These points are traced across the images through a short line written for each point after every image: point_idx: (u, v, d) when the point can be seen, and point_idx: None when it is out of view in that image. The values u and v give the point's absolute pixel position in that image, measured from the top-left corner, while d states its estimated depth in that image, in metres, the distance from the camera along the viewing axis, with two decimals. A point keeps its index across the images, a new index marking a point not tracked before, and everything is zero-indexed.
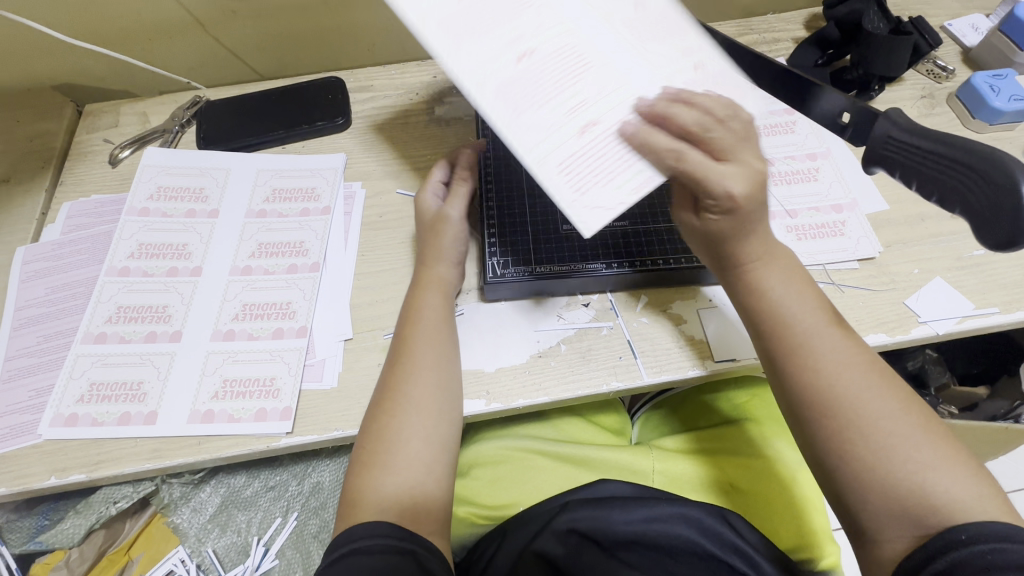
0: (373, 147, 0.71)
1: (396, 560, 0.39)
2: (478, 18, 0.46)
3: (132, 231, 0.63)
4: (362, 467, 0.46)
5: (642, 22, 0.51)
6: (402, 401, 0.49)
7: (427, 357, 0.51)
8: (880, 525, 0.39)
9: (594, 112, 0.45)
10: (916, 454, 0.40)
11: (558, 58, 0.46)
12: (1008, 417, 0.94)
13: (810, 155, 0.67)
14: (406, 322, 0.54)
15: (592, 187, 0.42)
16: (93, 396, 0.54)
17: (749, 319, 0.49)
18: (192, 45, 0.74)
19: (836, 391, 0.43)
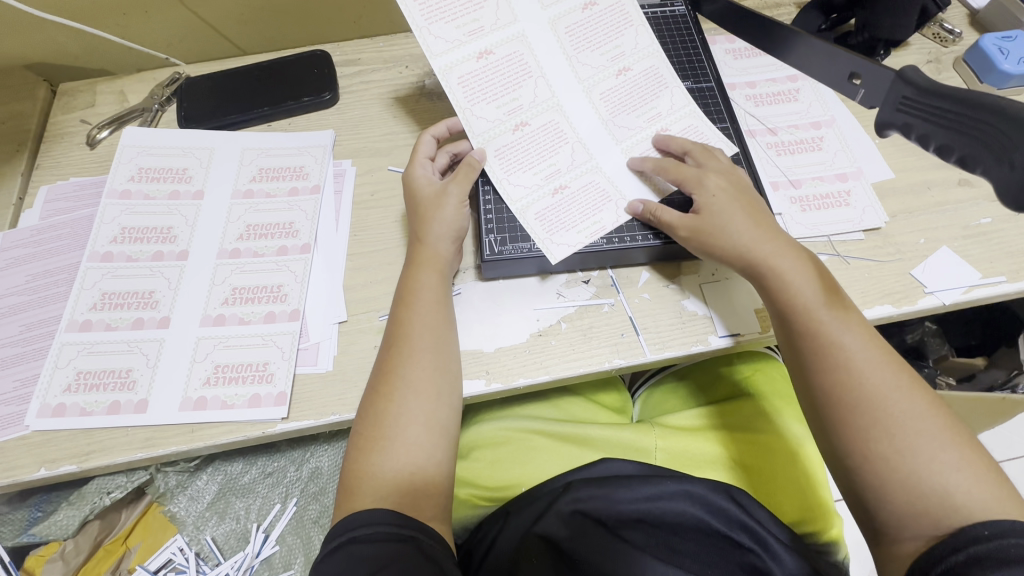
0: (362, 123, 0.68)
1: (396, 547, 0.38)
2: (490, 77, 0.58)
3: (113, 214, 0.60)
4: (357, 454, 0.45)
5: (623, 93, 0.61)
6: (399, 384, 0.47)
7: (419, 340, 0.49)
8: (901, 523, 0.41)
9: (566, 179, 0.57)
10: (941, 454, 0.42)
11: (544, 133, 0.58)
12: (1005, 387, 0.95)
13: (814, 123, 0.65)
14: (401, 304, 0.52)
15: (560, 230, 0.55)
16: (81, 385, 0.52)
17: (778, 318, 0.50)
18: (169, 19, 0.70)
19: (863, 391, 0.45)
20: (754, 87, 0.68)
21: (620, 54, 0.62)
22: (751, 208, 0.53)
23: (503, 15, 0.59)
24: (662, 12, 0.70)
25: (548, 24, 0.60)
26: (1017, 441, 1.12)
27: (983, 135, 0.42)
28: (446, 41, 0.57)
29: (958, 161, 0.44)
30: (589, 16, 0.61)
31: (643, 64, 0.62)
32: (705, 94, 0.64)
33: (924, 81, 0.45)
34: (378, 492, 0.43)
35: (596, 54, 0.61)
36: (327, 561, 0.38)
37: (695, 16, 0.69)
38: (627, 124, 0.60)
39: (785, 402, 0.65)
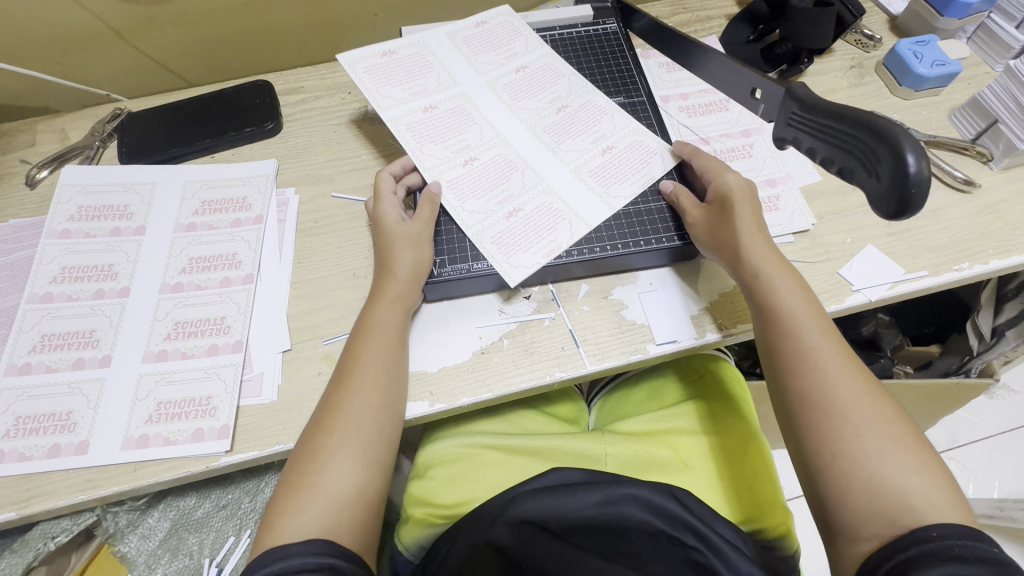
0: (305, 151, 0.69)
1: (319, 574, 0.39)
2: (436, 126, 0.61)
3: (52, 254, 0.60)
4: (299, 482, 0.45)
5: (566, 124, 0.63)
6: (341, 413, 0.48)
7: (375, 377, 0.50)
8: (859, 524, 0.43)
9: (518, 202, 0.59)
10: (904, 457, 0.44)
11: (494, 164, 0.60)
12: (960, 373, 0.97)
13: (744, 132, 0.68)
14: (356, 339, 0.52)
15: (516, 252, 0.56)
16: (20, 430, 0.52)
17: (762, 322, 0.52)
18: (111, 56, 0.70)
19: (836, 395, 0.47)
20: (686, 99, 0.71)
21: (557, 96, 0.65)
22: (757, 217, 0.55)
23: (444, 80, 0.64)
24: (595, 30, 0.72)
25: (486, 80, 0.65)
26: (974, 425, 1.15)
27: (855, 149, 0.45)
28: (394, 100, 0.62)
29: (838, 171, 0.47)
30: (522, 74, 0.66)
31: (580, 100, 0.65)
32: (637, 108, 0.66)
33: (808, 96, 0.48)
34: (324, 519, 0.44)
35: (534, 100, 0.65)
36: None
37: (626, 33, 0.72)
38: (574, 147, 0.62)
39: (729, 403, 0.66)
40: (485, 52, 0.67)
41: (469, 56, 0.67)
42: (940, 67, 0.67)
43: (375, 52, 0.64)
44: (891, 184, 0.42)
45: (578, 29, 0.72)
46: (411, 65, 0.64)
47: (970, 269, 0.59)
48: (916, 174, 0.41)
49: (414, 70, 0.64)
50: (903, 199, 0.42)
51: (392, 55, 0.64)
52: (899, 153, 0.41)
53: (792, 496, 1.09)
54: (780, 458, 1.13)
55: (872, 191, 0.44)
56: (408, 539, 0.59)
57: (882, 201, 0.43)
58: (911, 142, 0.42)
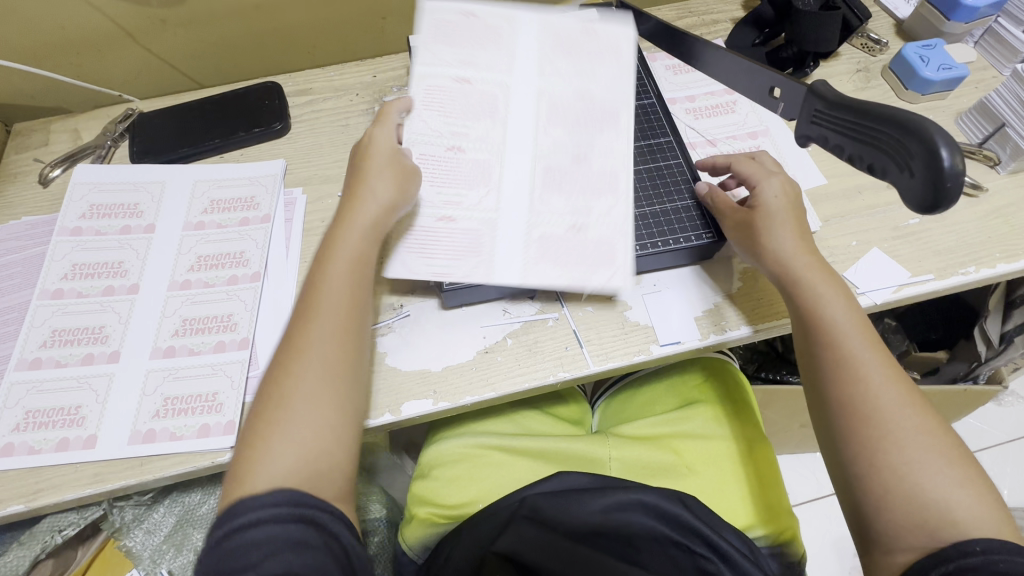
0: (313, 151, 0.70)
1: (294, 527, 0.39)
2: (455, 100, 0.60)
3: (64, 251, 0.61)
4: (267, 412, 0.44)
5: (571, 151, 0.59)
6: (298, 341, 0.46)
7: (338, 305, 0.48)
8: (897, 535, 0.43)
9: (458, 211, 0.56)
10: (946, 470, 0.44)
11: (472, 167, 0.58)
12: (968, 378, 0.98)
13: (751, 134, 0.68)
14: (319, 265, 0.50)
15: (418, 258, 0.54)
16: (30, 424, 0.52)
17: (804, 331, 0.52)
18: (124, 56, 0.72)
19: (879, 404, 0.46)
20: (693, 101, 0.71)
21: (589, 94, 0.61)
22: (799, 225, 0.55)
23: (497, 59, 0.62)
24: None
25: (540, 64, 0.62)
26: (983, 431, 1.14)
27: (884, 145, 0.45)
28: (437, 58, 0.61)
29: (867, 167, 0.47)
30: (573, 60, 0.63)
31: (612, 134, 0.60)
32: (647, 110, 0.67)
33: (832, 94, 0.48)
34: (296, 468, 0.42)
35: (572, 116, 0.61)
36: (218, 547, 0.38)
37: None
38: (556, 179, 0.58)
39: (734, 408, 0.66)
40: (564, 56, 0.63)
41: (548, 52, 0.63)
42: (945, 71, 0.67)
43: (456, 10, 0.63)
44: (925, 177, 0.42)
45: None
46: (479, 32, 0.62)
47: (976, 273, 0.58)
48: (950, 168, 0.41)
49: (478, 38, 0.62)
50: (937, 193, 0.42)
51: (472, 15, 0.63)
52: (930, 146, 0.41)
53: (798, 501, 1.09)
54: (785, 463, 1.12)
55: (904, 185, 0.44)
56: (411, 538, 0.60)
57: (915, 197, 0.43)
58: (943, 134, 0.41)
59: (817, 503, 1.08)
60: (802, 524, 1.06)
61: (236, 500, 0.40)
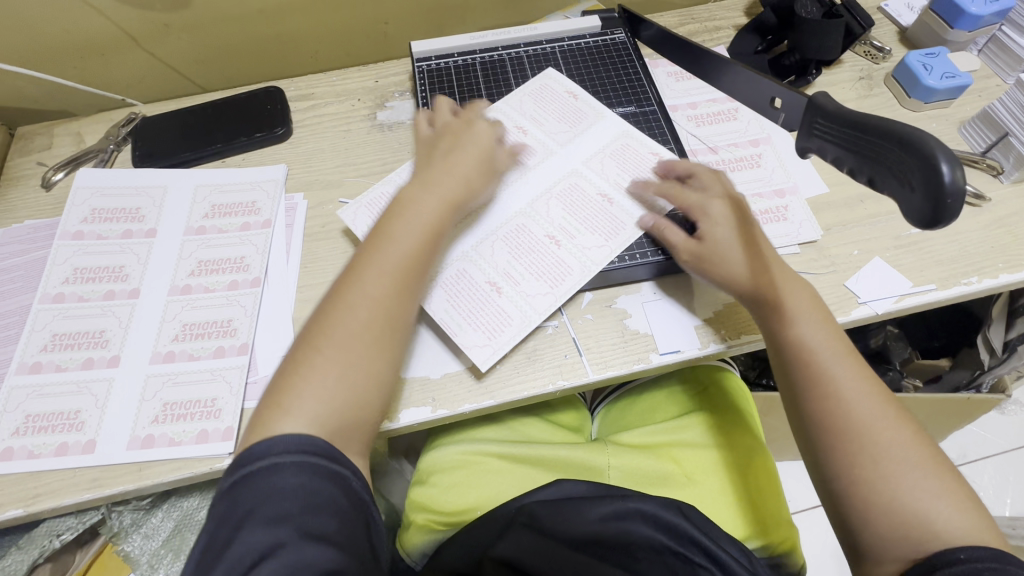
0: (314, 156, 0.70)
1: (314, 482, 0.40)
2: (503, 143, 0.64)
3: (66, 255, 0.61)
4: (308, 353, 0.45)
5: (570, 202, 0.60)
6: (354, 285, 0.48)
7: (395, 260, 0.49)
8: (881, 548, 0.43)
9: None
10: (925, 483, 0.43)
11: None
12: (971, 387, 0.97)
13: (753, 141, 0.68)
14: (388, 220, 0.52)
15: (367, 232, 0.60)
16: (29, 428, 0.52)
17: (774, 350, 0.52)
18: (127, 61, 0.72)
19: (856, 417, 0.46)
20: (695, 108, 0.71)
21: (621, 180, 0.61)
22: (755, 246, 0.54)
23: (564, 135, 0.65)
24: (603, 40, 0.74)
25: (600, 150, 0.63)
26: (984, 439, 1.14)
27: (884, 159, 0.44)
28: (516, 108, 0.66)
29: (867, 181, 0.47)
30: (627, 152, 0.63)
31: (619, 207, 0.60)
32: (648, 118, 0.67)
33: (833, 107, 0.47)
34: (319, 413, 0.43)
35: (595, 182, 0.61)
36: (229, 495, 0.39)
37: (634, 42, 0.73)
38: (541, 253, 0.58)
39: (734, 417, 0.66)
40: (614, 163, 0.63)
41: (604, 152, 0.63)
42: (949, 80, 0.67)
43: (569, 88, 0.68)
44: (922, 191, 0.42)
45: (586, 40, 0.74)
46: (569, 112, 0.66)
47: (979, 283, 0.58)
48: (951, 183, 0.40)
49: (568, 116, 0.66)
50: (937, 208, 0.41)
51: (576, 97, 0.67)
52: (931, 162, 0.41)
53: (799, 508, 1.08)
54: (786, 470, 1.12)
55: (903, 199, 0.44)
56: (410, 546, 0.60)
57: (914, 211, 0.43)
58: (944, 149, 0.41)
59: (818, 510, 1.07)
60: (802, 531, 1.06)
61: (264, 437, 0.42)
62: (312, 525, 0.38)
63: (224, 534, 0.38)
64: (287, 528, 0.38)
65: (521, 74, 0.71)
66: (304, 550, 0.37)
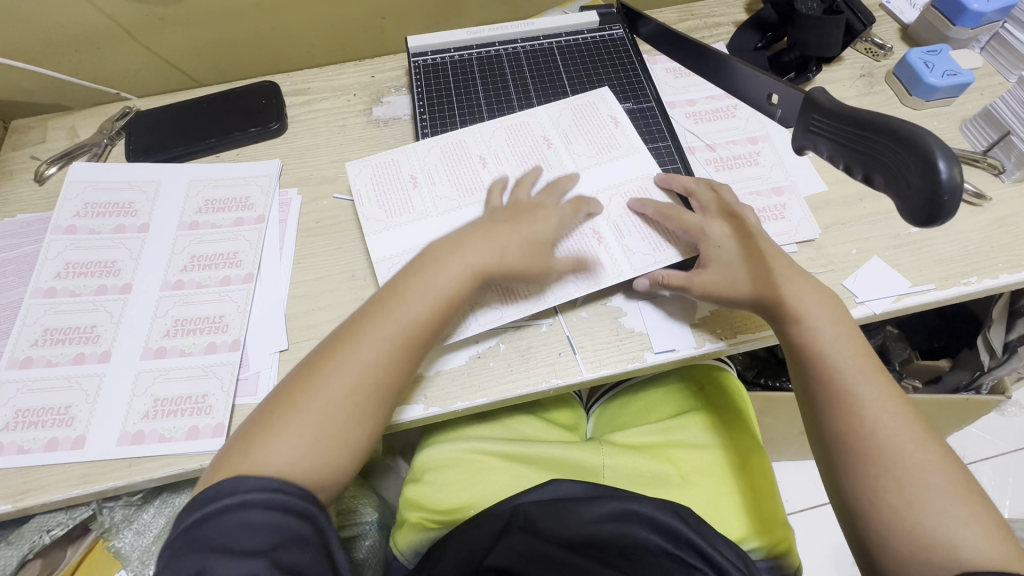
0: (309, 151, 0.69)
1: (282, 519, 0.40)
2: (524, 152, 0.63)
3: (57, 250, 0.61)
4: (296, 397, 0.45)
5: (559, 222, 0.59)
6: (356, 341, 0.47)
7: (400, 327, 0.48)
8: (899, 571, 0.43)
9: (425, 183, 0.62)
10: (951, 508, 0.43)
11: (461, 167, 0.63)
12: (971, 388, 0.96)
13: (751, 139, 0.67)
14: (409, 276, 0.51)
15: (371, 198, 0.62)
16: (19, 423, 0.52)
17: (796, 361, 0.51)
18: (121, 54, 0.71)
19: (881, 438, 0.45)
20: (693, 105, 0.70)
21: (622, 224, 0.59)
22: (761, 263, 0.54)
23: (587, 159, 0.63)
24: (601, 36, 0.73)
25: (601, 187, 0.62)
26: (984, 441, 1.13)
27: (882, 157, 0.43)
28: (552, 120, 0.66)
29: (865, 178, 0.46)
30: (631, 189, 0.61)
31: (607, 247, 0.58)
32: (645, 114, 0.67)
33: (829, 104, 0.46)
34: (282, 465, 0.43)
35: (593, 212, 0.60)
36: (193, 532, 0.39)
37: (632, 38, 0.73)
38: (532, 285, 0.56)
39: (731, 416, 0.65)
40: (619, 200, 0.60)
41: (617, 187, 0.61)
42: (951, 78, 0.66)
43: (613, 114, 0.65)
44: (921, 188, 0.41)
45: (584, 35, 0.73)
46: (602, 138, 0.64)
47: (978, 283, 0.57)
48: (948, 180, 0.40)
49: (600, 140, 0.64)
50: (935, 205, 0.41)
51: (618, 122, 0.65)
52: (929, 160, 0.40)
53: (797, 508, 1.08)
54: (784, 470, 1.11)
55: (900, 196, 0.43)
56: (404, 544, 0.60)
57: (912, 208, 0.42)
58: (942, 147, 0.40)
59: (816, 511, 1.07)
60: (799, 532, 1.05)
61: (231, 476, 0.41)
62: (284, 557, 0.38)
63: (191, 567, 0.38)
64: (258, 562, 0.38)
65: (517, 69, 0.71)
66: None
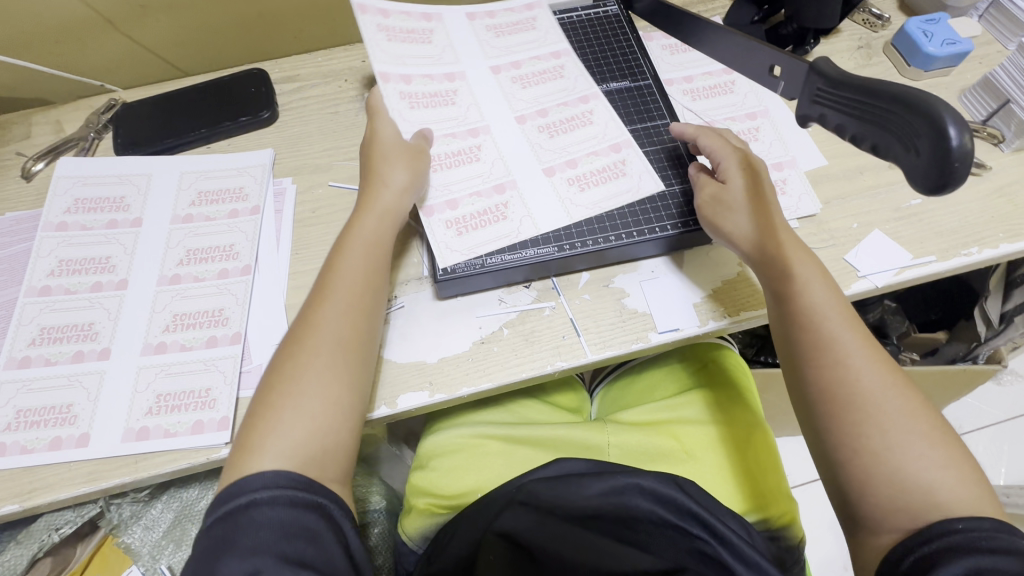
0: (301, 139, 0.68)
1: (298, 513, 0.40)
2: (432, 105, 0.61)
3: (50, 247, 0.60)
4: (285, 378, 0.46)
5: (560, 133, 0.62)
6: (317, 318, 0.48)
7: (352, 285, 0.50)
8: (879, 517, 0.43)
9: (481, 190, 0.58)
10: (929, 451, 0.43)
11: (459, 157, 0.59)
12: (968, 358, 0.97)
13: (528, 6, 0.69)
14: (337, 250, 0.52)
15: (455, 238, 0.55)
16: (21, 423, 0.52)
17: (782, 318, 0.51)
18: (104, 45, 0.69)
19: (858, 387, 0.46)
20: (690, 82, 0.69)
21: (554, 125, 0.62)
22: (766, 203, 0.54)
23: (497, 101, 0.63)
24: (596, 13, 0.71)
25: (505, 92, 0.63)
26: (979, 410, 1.14)
27: (891, 125, 0.43)
28: (450, 104, 0.62)
29: (871, 148, 0.46)
30: (430, 85, 0.62)
31: (558, 137, 0.61)
32: (644, 92, 0.66)
33: (835, 74, 0.46)
34: (302, 446, 0.43)
35: (466, 121, 0.61)
36: (213, 529, 0.40)
37: (628, 15, 0.71)
38: (547, 192, 0.59)
39: (734, 396, 0.66)
40: (525, 89, 0.64)
41: (509, 91, 0.63)
42: (950, 47, 0.66)
43: (439, 74, 0.63)
44: (930, 157, 0.40)
45: (578, 13, 0.72)
46: (543, 74, 0.65)
47: (979, 254, 0.58)
48: (958, 148, 0.39)
49: (541, 77, 0.65)
50: (944, 173, 0.40)
51: (520, 64, 0.65)
52: (940, 127, 0.39)
53: (796, 483, 1.09)
54: (784, 446, 1.12)
55: (910, 166, 0.43)
56: (411, 531, 0.60)
57: (920, 177, 0.42)
58: (952, 112, 0.39)
59: (816, 484, 1.08)
60: (801, 504, 1.07)
61: (236, 479, 0.42)
62: (285, 552, 0.38)
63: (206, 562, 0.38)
64: (263, 556, 0.38)
65: None
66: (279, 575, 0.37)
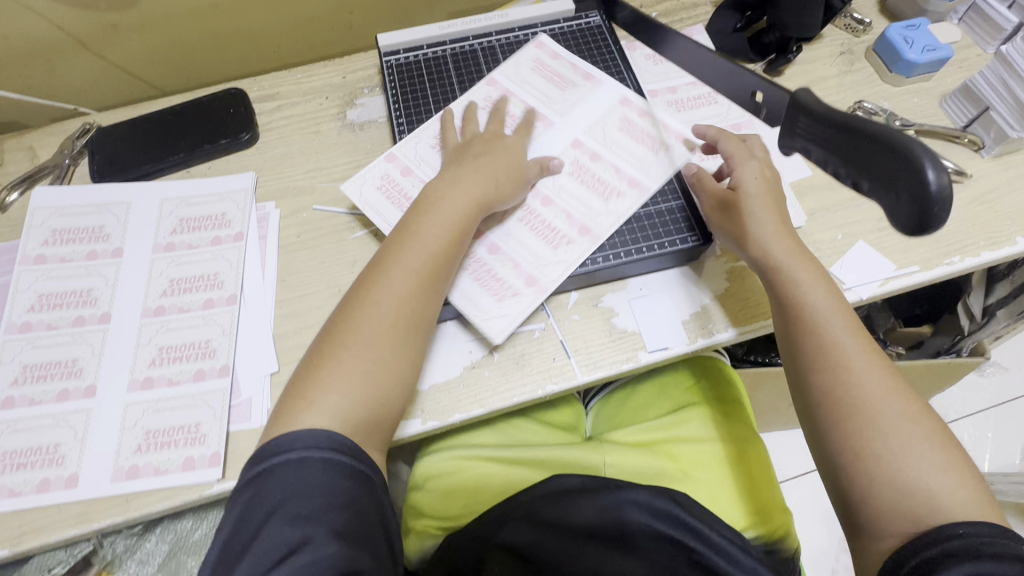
0: (283, 161, 0.67)
1: (344, 483, 0.42)
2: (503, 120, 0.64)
3: (28, 281, 0.58)
4: (318, 364, 0.46)
5: (575, 189, 0.60)
6: (378, 282, 0.49)
7: (422, 260, 0.50)
8: (880, 521, 0.43)
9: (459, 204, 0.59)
10: (929, 455, 0.44)
11: None
12: (951, 351, 0.99)
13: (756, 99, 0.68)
14: (416, 213, 0.53)
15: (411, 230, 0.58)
16: (8, 465, 0.51)
17: (782, 322, 0.52)
18: (76, 67, 0.68)
19: (859, 391, 0.47)
20: (674, 92, 0.69)
21: (584, 188, 0.60)
22: (779, 214, 0.55)
23: (562, 134, 0.63)
24: (579, 23, 0.71)
25: (574, 137, 0.63)
26: (963, 399, 1.17)
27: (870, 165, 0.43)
28: (513, 119, 0.64)
29: (851, 184, 0.45)
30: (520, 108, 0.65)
31: (569, 194, 0.60)
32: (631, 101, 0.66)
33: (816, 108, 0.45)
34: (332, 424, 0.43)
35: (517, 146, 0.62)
36: (255, 486, 0.41)
37: (610, 26, 0.71)
38: (515, 239, 0.58)
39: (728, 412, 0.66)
40: (598, 148, 0.62)
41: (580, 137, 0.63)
42: (931, 53, 0.66)
43: (534, 101, 0.65)
44: (909, 199, 0.41)
45: (561, 24, 0.72)
46: (624, 143, 0.63)
47: (961, 263, 0.58)
48: (938, 192, 0.40)
49: (624, 144, 0.63)
50: (924, 216, 0.41)
51: (626, 124, 0.64)
52: (921, 173, 0.40)
53: (786, 477, 1.11)
54: (774, 442, 1.14)
55: (887, 205, 0.43)
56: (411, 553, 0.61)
57: (900, 217, 0.43)
58: (931, 156, 0.40)
59: (805, 478, 1.10)
60: (792, 499, 1.09)
61: (279, 435, 0.43)
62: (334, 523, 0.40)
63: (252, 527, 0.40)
64: (310, 526, 0.39)
65: (493, 64, 0.69)
66: (327, 549, 0.38)
